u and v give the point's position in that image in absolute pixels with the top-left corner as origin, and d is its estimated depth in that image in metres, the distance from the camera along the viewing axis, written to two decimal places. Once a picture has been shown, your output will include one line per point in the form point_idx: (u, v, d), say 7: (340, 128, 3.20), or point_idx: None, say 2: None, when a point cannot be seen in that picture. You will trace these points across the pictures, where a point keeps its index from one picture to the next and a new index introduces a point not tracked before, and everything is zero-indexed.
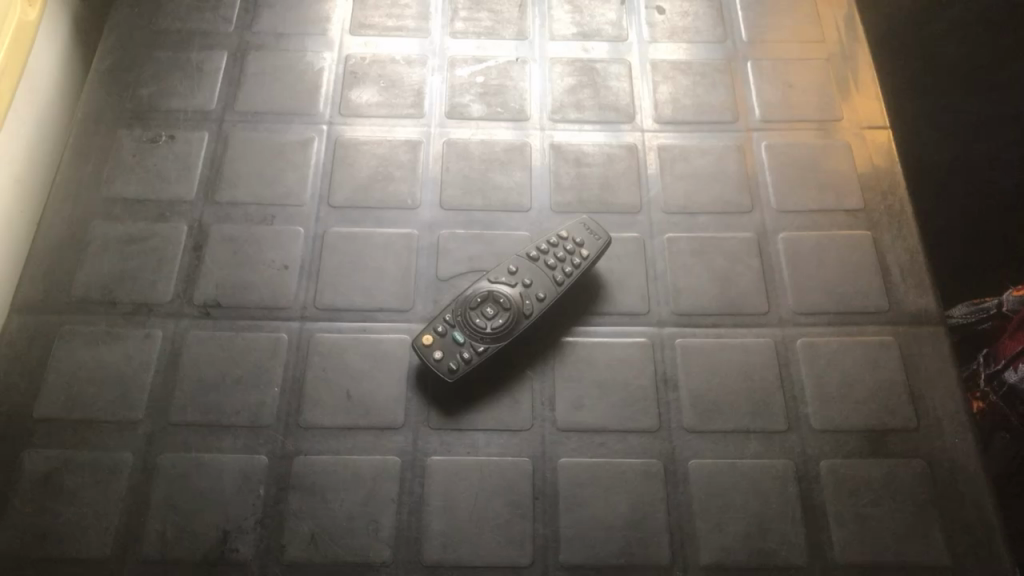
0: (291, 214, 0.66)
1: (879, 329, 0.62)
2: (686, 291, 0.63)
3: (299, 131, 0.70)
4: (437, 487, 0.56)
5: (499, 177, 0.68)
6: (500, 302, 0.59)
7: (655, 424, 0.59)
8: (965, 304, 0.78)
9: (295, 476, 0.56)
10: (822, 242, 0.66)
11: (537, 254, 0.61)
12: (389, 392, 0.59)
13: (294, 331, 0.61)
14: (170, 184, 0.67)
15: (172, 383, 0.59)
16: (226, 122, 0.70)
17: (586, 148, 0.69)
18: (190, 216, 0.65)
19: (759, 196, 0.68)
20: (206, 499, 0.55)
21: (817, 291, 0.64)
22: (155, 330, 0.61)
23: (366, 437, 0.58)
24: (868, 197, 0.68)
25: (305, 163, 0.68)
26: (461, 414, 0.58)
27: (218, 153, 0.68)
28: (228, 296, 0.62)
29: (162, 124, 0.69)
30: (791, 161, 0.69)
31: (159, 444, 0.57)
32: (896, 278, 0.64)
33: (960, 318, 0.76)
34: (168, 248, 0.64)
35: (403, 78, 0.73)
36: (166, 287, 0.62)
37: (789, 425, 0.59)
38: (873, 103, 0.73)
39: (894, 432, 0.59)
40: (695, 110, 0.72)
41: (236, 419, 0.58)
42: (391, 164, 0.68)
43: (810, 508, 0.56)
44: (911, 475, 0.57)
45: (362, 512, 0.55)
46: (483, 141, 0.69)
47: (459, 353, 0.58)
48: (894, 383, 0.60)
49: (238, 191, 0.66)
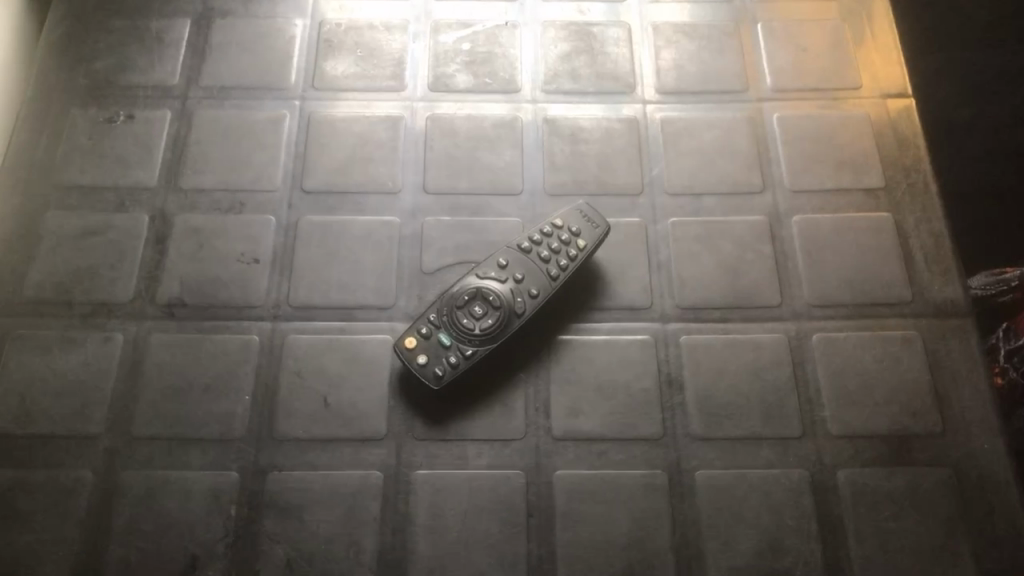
0: (262, 201, 0.60)
1: (901, 322, 0.57)
2: (692, 282, 0.58)
3: (269, 107, 0.64)
4: (423, 504, 0.52)
5: (487, 157, 0.62)
6: (489, 301, 0.54)
7: (657, 431, 0.54)
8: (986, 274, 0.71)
9: (268, 494, 0.52)
10: (839, 225, 0.60)
11: (529, 246, 0.57)
12: (370, 400, 0.54)
13: (266, 332, 0.56)
14: (130, 168, 0.61)
15: (134, 392, 0.54)
16: (190, 98, 0.64)
17: (582, 123, 0.64)
18: (151, 205, 0.60)
19: (770, 174, 0.62)
20: (173, 520, 0.51)
21: (834, 280, 0.59)
22: (114, 334, 0.56)
23: (345, 450, 0.53)
24: (889, 173, 0.62)
25: (276, 143, 0.62)
26: (449, 424, 0.54)
27: (181, 134, 0.62)
28: (194, 294, 0.57)
29: (119, 102, 0.63)
30: (805, 135, 0.64)
31: (121, 461, 0.53)
32: (920, 265, 0.59)
33: (979, 289, 0.71)
34: (128, 241, 0.59)
35: (381, 46, 0.66)
36: (127, 284, 0.57)
37: (804, 430, 0.54)
38: (895, 68, 0.67)
39: (918, 437, 0.54)
40: (701, 78, 0.66)
41: (205, 432, 0.53)
42: (369, 143, 0.62)
43: (826, 522, 0.52)
44: (935, 485, 0.53)
45: (342, 534, 0.51)
46: (469, 116, 0.63)
47: (445, 358, 0.53)
48: (918, 381, 0.55)
49: (204, 177, 0.61)
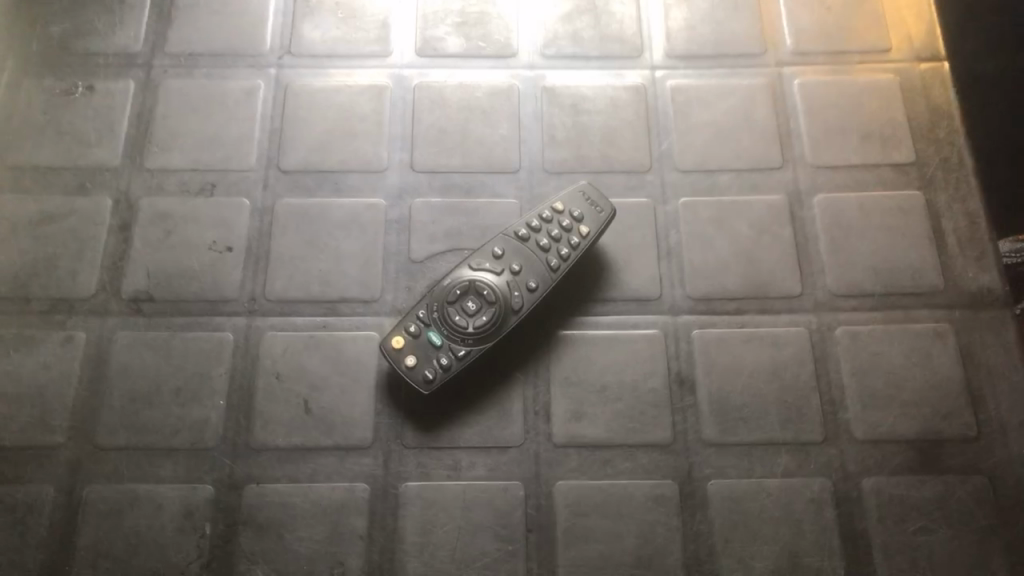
0: (234, 181, 0.55)
1: (931, 314, 0.53)
2: (705, 270, 0.53)
3: (242, 76, 0.58)
4: (414, 519, 0.48)
5: (481, 130, 0.57)
6: (483, 296, 0.50)
7: (667, 437, 0.50)
8: (1010, 241, 0.56)
9: (245, 510, 0.48)
10: (866, 205, 0.55)
11: (527, 233, 0.51)
12: (355, 404, 0.50)
13: (241, 329, 0.52)
14: (90, 147, 0.56)
15: (99, 398, 0.50)
16: (154, 67, 0.58)
17: (584, 91, 0.58)
18: (114, 187, 0.55)
19: (790, 147, 0.57)
20: (141, 540, 0.47)
21: (860, 267, 0.54)
22: (76, 332, 0.51)
23: (329, 460, 0.49)
24: (920, 146, 0.57)
25: (249, 117, 0.57)
26: (441, 430, 0.49)
27: (146, 107, 0.57)
28: (162, 288, 0.52)
29: (78, 72, 0.58)
30: (828, 104, 0.58)
31: (85, 473, 0.48)
32: (954, 250, 0.54)
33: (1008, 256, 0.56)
34: (89, 228, 0.54)
35: (364, 6, 0.60)
36: (88, 277, 0.53)
37: (826, 434, 0.50)
38: (927, 25, 0.61)
39: (950, 442, 0.50)
40: (714, 40, 0.60)
41: (176, 441, 0.49)
42: (351, 116, 0.57)
43: (850, 537, 0.48)
44: (967, 495, 0.49)
45: (326, 553, 0.47)
46: (461, 85, 0.58)
47: (436, 360, 0.49)
48: (950, 380, 0.51)
49: (171, 156, 0.56)
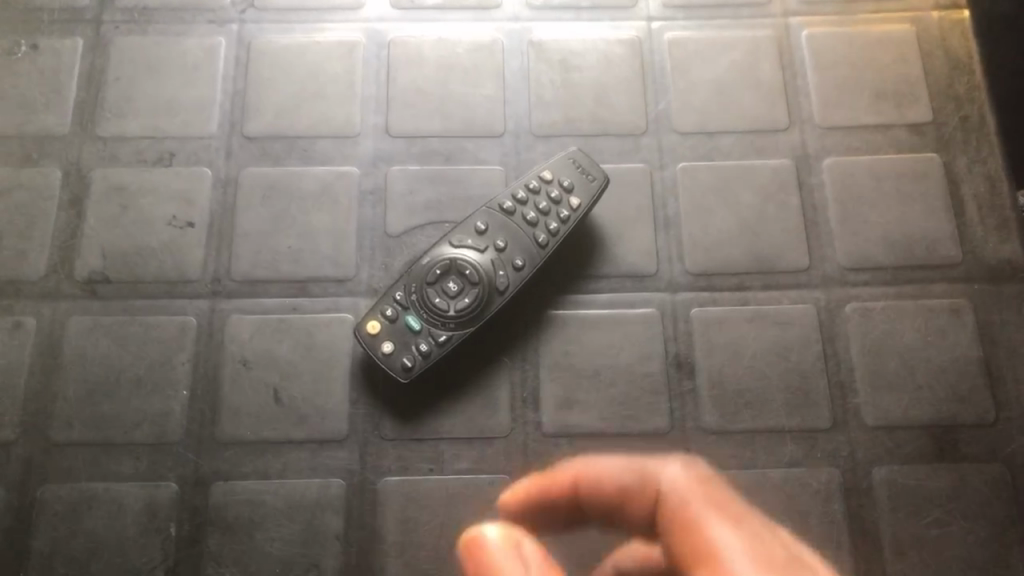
0: (195, 150, 0.51)
1: (949, 288, 0.49)
2: (705, 242, 0.50)
3: (201, 33, 0.53)
4: (393, 517, 0.45)
5: (462, 91, 0.52)
6: (465, 276, 0.46)
7: (664, 425, 0.46)
8: None
9: (212, 509, 0.45)
10: (878, 169, 0.51)
11: (512, 206, 0.47)
12: (328, 393, 0.46)
13: (204, 313, 0.48)
14: (37, 113, 0.51)
15: (53, 390, 0.46)
16: (105, 23, 0.53)
17: (574, 46, 0.54)
18: (63, 157, 0.50)
19: (797, 107, 0.53)
20: (102, 544, 0.44)
21: (871, 238, 0.50)
22: (26, 318, 0.47)
23: (301, 455, 0.46)
24: (938, 104, 0.53)
25: (210, 78, 0.52)
26: (421, 421, 0.46)
27: (97, 68, 0.52)
28: (118, 268, 0.48)
29: (21, 29, 0.53)
30: (838, 58, 0.54)
31: (40, 472, 0.45)
32: (973, 217, 0.50)
33: None
34: (39, 203, 0.50)
35: None
36: (37, 258, 0.49)
37: (835, 421, 0.47)
38: None
39: (966, 428, 0.47)
40: None
41: (136, 436, 0.46)
42: (321, 76, 0.52)
43: (859, 531, 0.45)
44: (984, 485, 0.46)
45: (300, 555, 0.44)
46: (440, 40, 0.53)
47: (414, 348, 0.45)
48: (967, 361, 0.48)
49: (125, 122, 0.51)
